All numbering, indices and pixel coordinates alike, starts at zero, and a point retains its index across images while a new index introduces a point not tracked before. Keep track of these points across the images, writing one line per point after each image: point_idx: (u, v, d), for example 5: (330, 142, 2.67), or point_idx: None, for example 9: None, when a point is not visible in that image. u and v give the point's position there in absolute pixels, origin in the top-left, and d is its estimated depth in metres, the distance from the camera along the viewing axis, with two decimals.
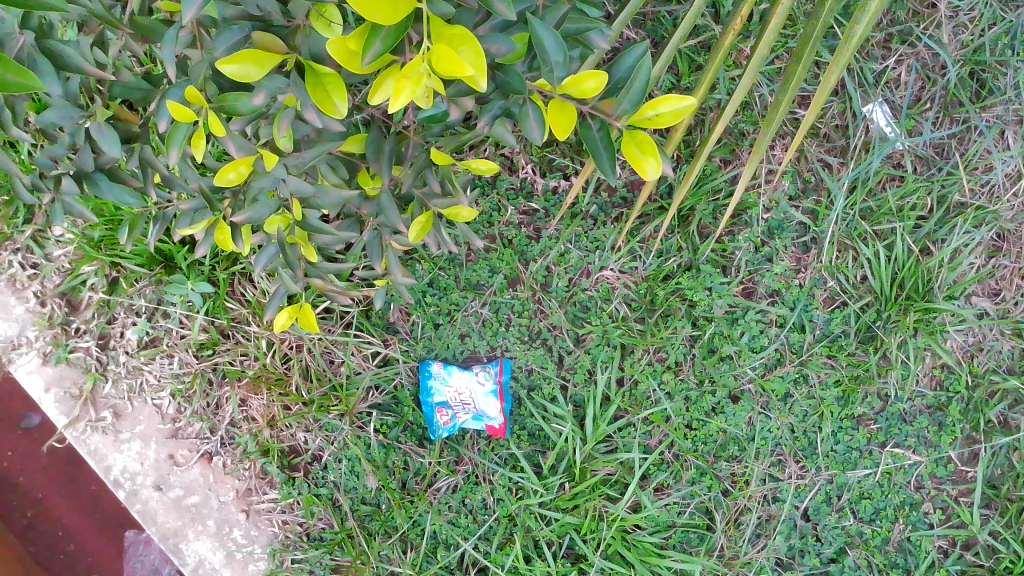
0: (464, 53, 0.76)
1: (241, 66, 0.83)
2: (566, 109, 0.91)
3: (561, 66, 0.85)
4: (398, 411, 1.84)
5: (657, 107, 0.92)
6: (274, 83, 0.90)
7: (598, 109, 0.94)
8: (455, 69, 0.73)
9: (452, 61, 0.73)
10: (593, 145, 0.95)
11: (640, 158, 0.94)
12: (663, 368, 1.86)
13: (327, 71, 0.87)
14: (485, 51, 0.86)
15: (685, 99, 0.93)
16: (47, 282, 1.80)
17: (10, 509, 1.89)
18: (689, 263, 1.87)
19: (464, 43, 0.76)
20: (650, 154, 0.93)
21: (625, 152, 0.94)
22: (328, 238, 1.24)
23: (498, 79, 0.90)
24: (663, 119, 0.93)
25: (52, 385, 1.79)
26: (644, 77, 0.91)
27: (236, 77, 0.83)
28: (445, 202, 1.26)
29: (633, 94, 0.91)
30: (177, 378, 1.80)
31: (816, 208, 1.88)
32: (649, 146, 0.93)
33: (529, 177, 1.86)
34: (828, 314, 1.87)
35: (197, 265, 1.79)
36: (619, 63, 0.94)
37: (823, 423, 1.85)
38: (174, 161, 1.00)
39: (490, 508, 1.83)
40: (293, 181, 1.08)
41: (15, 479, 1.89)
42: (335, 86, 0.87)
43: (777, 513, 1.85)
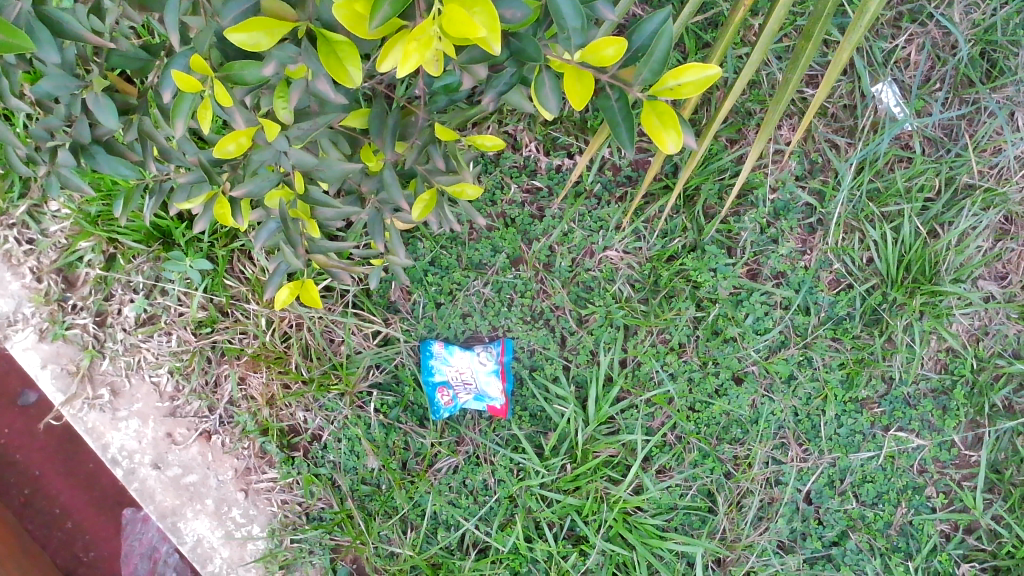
0: (477, 15, 0.73)
1: (251, 35, 0.80)
2: (584, 79, 0.89)
3: (578, 34, 0.83)
4: (398, 391, 1.82)
5: (680, 77, 0.90)
6: (283, 53, 0.87)
7: (618, 79, 0.91)
8: (468, 32, 0.71)
9: (465, 23, 0.70)
10: (611, 117, 0.91)
11: (659, 129, 0.92)
12: (666, 350, 1.84)
13: (339, 39, 0.84)
14: (499, 17, 0.84)
15: (709, 69, 0.89)
16: (43, 257, 1.78)
17: (7, 486, 1.88)
18: (694, 244, 1.86)
19: (476, 4, 0.72)
20: (670, 125, 0.91)
21: (644, 121, 0.92)
22: (330, 213, 1.22)
23: (513, 47, 0.89)
24: (686, 89, 0.91)
25: (49, 361, 1.77)
26: (666, 46, 0.87)
27: (247, 47, 0.80)
28: (449, 177, 1.24)
29: (654, 62, 0.88)
30: (175, 356, 1.78)
31: (822, 189, 1.86)
32: (668, 117, 0.91)
33: (533, 155, 1.84)
34: (834, 297, 1.85)
35: (195, 242, 1.76)
36: (638, 31, 0.94)
37: (826, 406, 1.83)
38: (179, 135, 0.98)
39: (491, 489, 1.81)
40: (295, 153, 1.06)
41: (12, 457, 1.88)
42: (347, 53, 0.85)
43: (780, 496, 1.84)
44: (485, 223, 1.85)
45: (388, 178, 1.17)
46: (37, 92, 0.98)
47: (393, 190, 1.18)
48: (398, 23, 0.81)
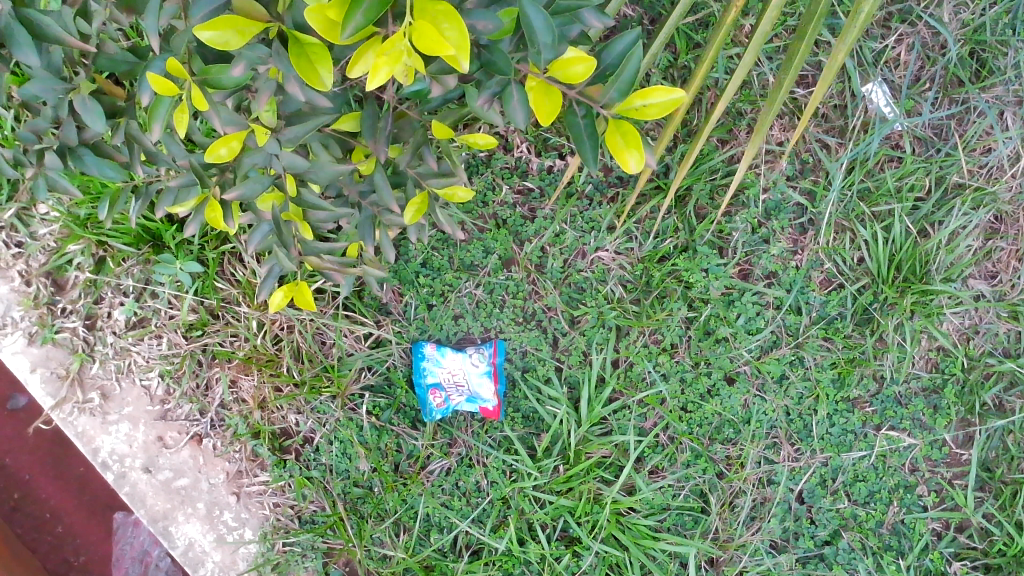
0: (447, 31, 0.72)
1: (220, 33, 0.79)
2: (551, 93, 0.89)
3: (549, 49, 0.82)
4: (390, 393, 1.81)
5: (646, 98, 0.90)
6: (254, 54, 0.87)
7: (585, 95, 0.91)
8: (436, 48, 0.70)
9: (434, 40, 0.70)
10: (578, 135, 0.91)
11: (623, 151, 0.91)
12: (658, 350, 1.85)
13: (312, 42, 0.83)
14: (471, 27, 0.83)
15: (674, 94, 0.90)
16: (32, 261, 1.76)
17: None
18: (685, 244, 1.86)
19: (447, 19, 0.71)
20: (634, 147, 0.90)
21: (607, 140, 0.91)
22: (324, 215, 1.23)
23: (485, 57, 0.88)
24: (650, 110, 0.92)
25: (38, 365, 1.75)
26: (634, 66, 0.88)
27: (214, 45, 0.79)
28: (442, 180, 1.23)
29: (622, 82, 0.88)
30: (166, 359, 1.77)
31: (813, 189, 1.87)
32: (633, 138, 0.90)
33: (524, 156, 1.84)
34: (825, 297, 1.85)
35: (185, 244, 1.75)
36: (608, 49, 0.94)
37: (818, 406, 1.84)
38: (156, 138, 0.98)
39: (483, 491, 1.80)
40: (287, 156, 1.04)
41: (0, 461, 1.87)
42: (318, 57, 0.84)
43: (772, 495, 1.84)
44: (476, 225, 1.84)
45: (379, 180, 1.17)
46: (23, 93, 0.97)
47: (384, 193, 1.17)
48: (372, 30, 0.80)
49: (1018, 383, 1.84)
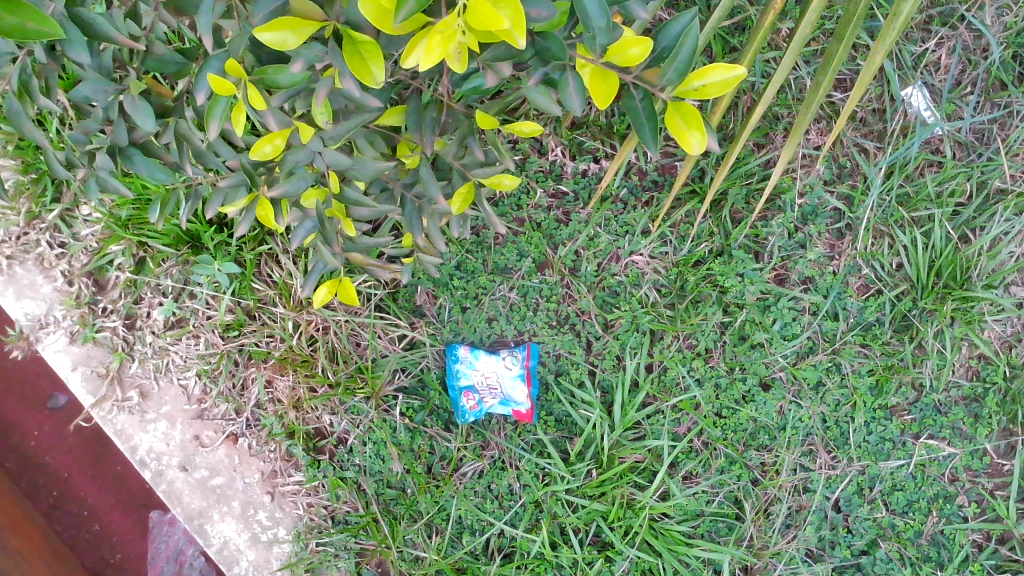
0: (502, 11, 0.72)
1: (279, 34, 0.80)
2: (608, 79, 0.89)
3: (603, 33, 0.82)
4: (424, 394, 1.82)
5: (703, 78, 0.88)
6: (310, 52, 0.87)
7: (642, 79, 0.90)
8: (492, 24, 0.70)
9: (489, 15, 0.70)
10: (636, 117, 0.91)
11: (684, 131, 0.91)
12: (693, 355, 1.83)
13: (363, 39, 0.84)
14: (526, 16, 0.82)
15: (735, 70, 0.88)
16: (74, 261, 1.79)
17: (37, 487, 1.90)
18: (721, 249, 1.85)
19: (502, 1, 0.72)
20: (695, 127, 0.90)
21: (667, 121, 0.91)
22: (365, 212, 1.20)
23: (538, 45, 0.88)
24: (709, 90, 0.90)
25: (79, 364, 1.79)
26: (692, 43, 0.85)
27: (274, 45, 0.81)
28: (487, 170, 1.22)
29: (678, 64, 0.86)
30: (203, 359, 1.78)
31: (851, 194, 1.87)
32: (694, 119, 0.90)
33: (559, 159, 1.86)
34: (863, 302, 1.85)
35: (224, 245, 1.76)
36: (664, 32, 0.92)
37: (855, 413, 1.82)
38: (214, 137, 0.98)
39: (516, 494, 1.80)
40: (330, 154, 1.05)
41: (42, 459, 1.90)
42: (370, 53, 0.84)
43: (808, 503, 1.82)
44: (511, 228, 1.85)
45: (424, 174, 1.17)
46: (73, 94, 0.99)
47: (430, 186, 1.17)
48: (424, 18, 0.81)
49: None
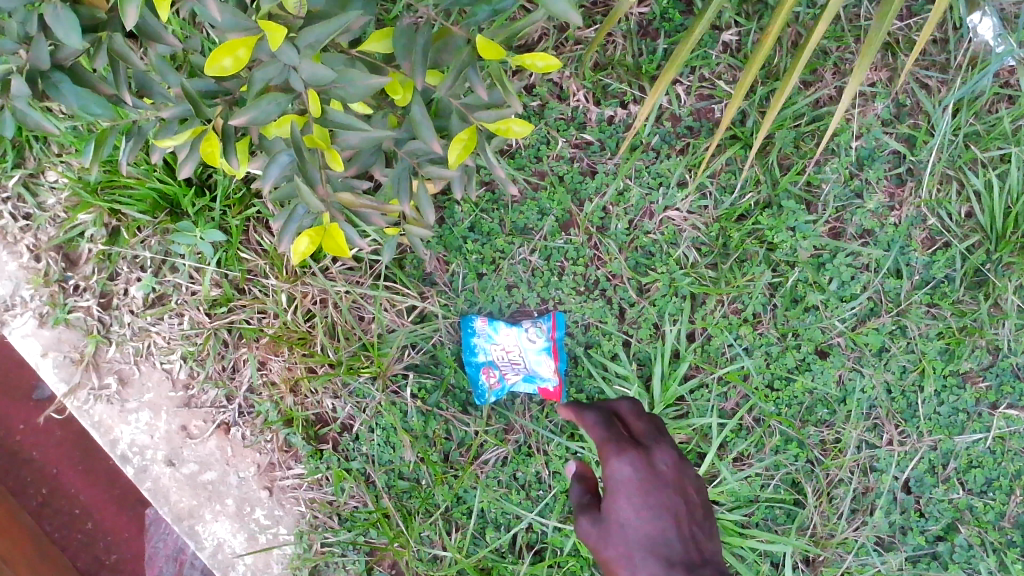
0: None
1: None
2: None
3: None
4: (437, 372, 1.60)
5: None
6: None
7: None
8: None
9: None
10: None
11: None
12: (740, 322, 1.62)
13: None
14: None
15: None
16: (41, 234, 1.59)
17: (23, 484, 1.71)
18: (768, 200, 1.64)
19: None
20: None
21: None
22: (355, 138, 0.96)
23: None
24: None
25: (50, 350, 1.59)
26: None
27: None
28: (492, 112, 1.03)
29: None
30: (187, 340, 1.59)
31: (912, 134, 1.66)
32: None
33: (581, 105, 1.65)
34: (930, 257, 1.64)
35: (206, 212, 1.56)
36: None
37: (924, 382, 1.61)
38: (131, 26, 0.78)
39: (545, 483, 1.59)
40: (307, 66, 0.83)
41: (27, 454, 1.71)
42: None
43: (875, 485, 1.62)
44: (530, 183, 1.64)
45: (418, 114, 0.97)
46: None
47: (424, 127, 0.98)
48: None
49: None
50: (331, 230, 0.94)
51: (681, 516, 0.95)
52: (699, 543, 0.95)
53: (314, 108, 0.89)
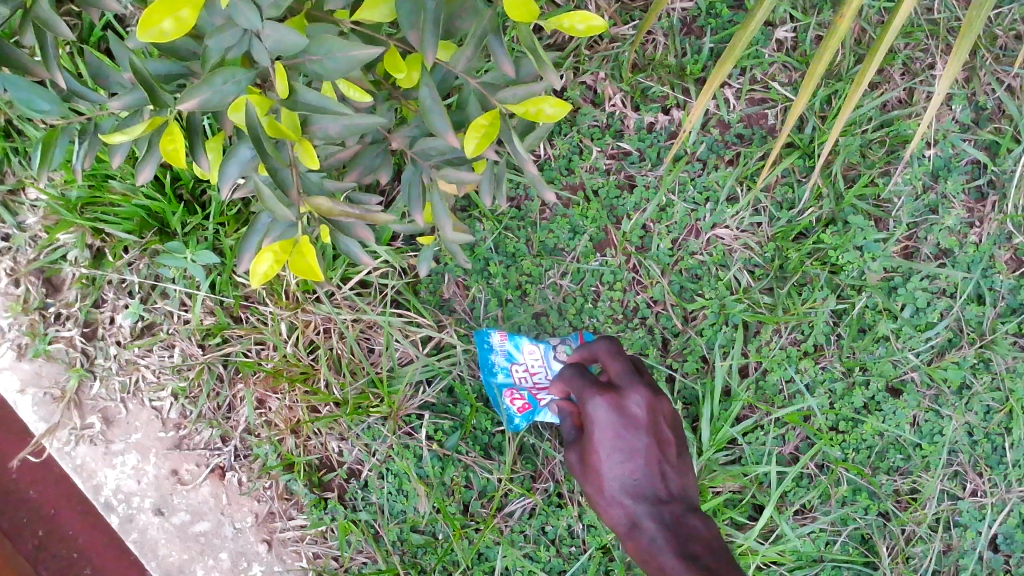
0: None
1: None
2: None
3: None
4: (456, 413, 1.41)
5: None
6: None
7: None
8: None
9: None
10: None
11: None
12: (799, 354, 1.43)
13: None
14: None
15: None
16: (19, 256, 1.43)
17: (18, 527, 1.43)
18: (830, 216, 1.45)
19: None
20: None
21: None
22: (338, 129, 0.76)
23: None
24: None
25: (28, 385, 1.42)
26: None
27: None
28: (519, 89, 0.84)
29: None
30: (179, 375, 1.43)
31: (995, 141, 1.47)
32: None
33: (618, 111, 1.47)
34: (1016, 281, 1.45)
35: (199, 230, 1.40)
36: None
37: (1013, 424, 1.41)
38: None
39: (578, 538, 1.40)
40: (271, 33, 0.65)
41: (23, 492, 1.44)
42: None
43: (958, 542, 1.41)
44: (561, 199, 1.47)
45: (427, 97, 0.80)
46: None
47: (432, 114, 0.81)
48: None
49: None
50: (299, 248, 0.72)
51: (651, 454, 1.09)
52: (665, 477, 1.10)
53: (281, 85, 0.70)
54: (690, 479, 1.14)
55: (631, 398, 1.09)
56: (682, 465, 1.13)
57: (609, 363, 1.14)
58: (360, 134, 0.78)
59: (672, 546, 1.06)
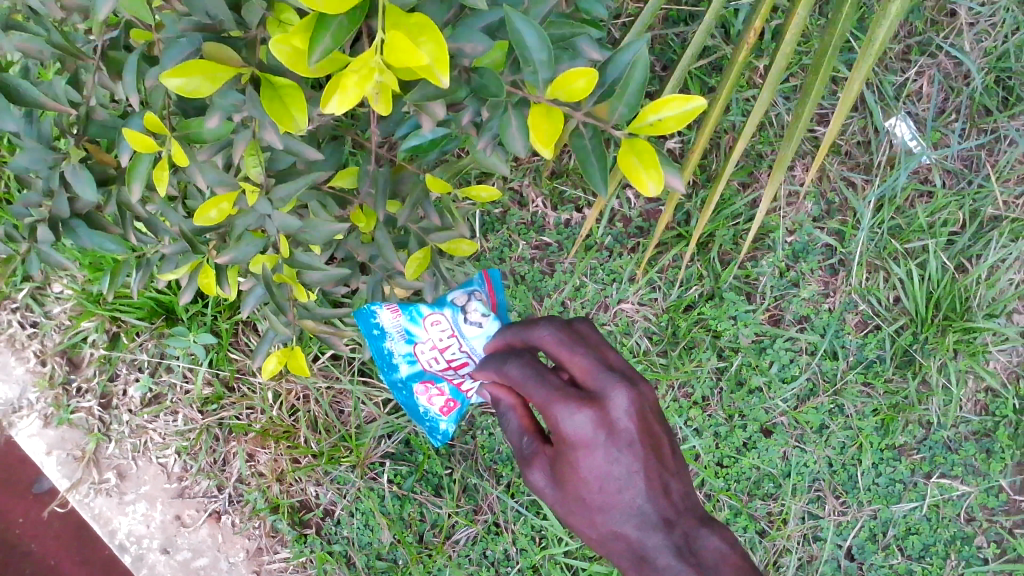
0: (424, 48, 0.65)
1: (189, 79, 0.70)
2: (552, 117, 0.79)
3: (545, 67, 0.78)
4: (412, 459, 1.73)
5: (660, 111, 0.80)
6: (227, 100, 0.77)
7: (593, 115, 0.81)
8: (407, 59, 0.62)
9: (405, 49, 0.62)
10: (585, 158, 0.84)
11: (640, 172, 0.82)
12: (689, 404, 1.77)
13: (285, 82, 0.75)
14: (457, 50, 0.79)
15: (692, 102, 0.79)
16: (47, 340, 1.73)
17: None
18: (711, 292, 1.80)
19: (424, 35, 0.64)
20: (652, 166, 0.81)
21: (621, 162, 0.82)
22: (319, 275, 1.10)
23: (474, 83, 0.84)
24: (668, 125, 0.81)
25: (53, 448, 1.72)
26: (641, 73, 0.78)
27: (184, 93, 0.71)
28: (444, 235, 1.16)
29: (629, 93, 0.79)
30: (181, 436, 1.72)
31: (841, 229, 1.83)
32: (651, 158, 0.81)
33: (540, 210, 1.82)
34: (862, 339, 1.81)
35: (198, 316, 1.71)
36: (613, 63, 0.84)
37: (862, 456, 1.77)
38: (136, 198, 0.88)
39: (512, 559, 1.72)
40: (279, 217, 0.96)
41: (26, 547, 1.72)
42: (294, 100, 0.76)
43: (819, 552, 1.78)
44: None
45: (382, 239, 1.14)
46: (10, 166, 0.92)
47: (387, 251, 1.14)
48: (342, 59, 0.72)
49: None
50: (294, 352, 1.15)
51: (647, 464, 1.01)
52: (662, 482, 1.02)
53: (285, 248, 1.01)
54: (677, 464, 1.07)
55: (613, 398, 1.00)
56: (672, 456, 1.06)
57: (567, 356, 1.04)
58: (334, 278, 1.11)
59: (689, 565, 1.00)
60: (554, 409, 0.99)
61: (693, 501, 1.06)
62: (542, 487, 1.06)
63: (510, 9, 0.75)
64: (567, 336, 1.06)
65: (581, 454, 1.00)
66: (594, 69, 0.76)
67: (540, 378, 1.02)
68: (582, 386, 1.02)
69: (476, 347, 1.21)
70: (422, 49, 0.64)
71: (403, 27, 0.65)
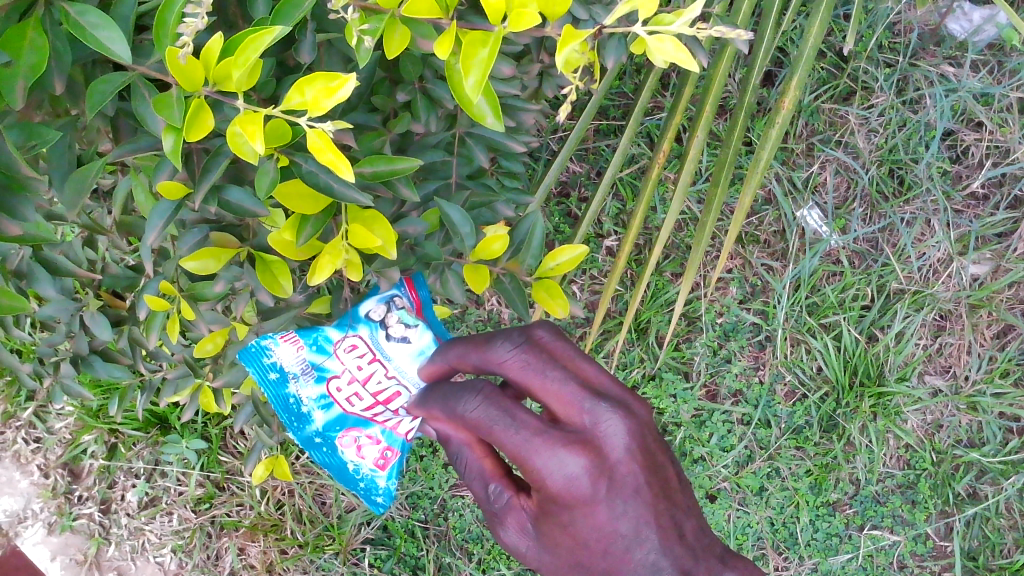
0: (377, 232, 0.88)
1: (202, 262, 0.92)
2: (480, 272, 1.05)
3: (470, 236, 1.01)
4: (390, 544, 1.90)
5: (555, 259, 1.06)
6: (230, 271, 0.99)
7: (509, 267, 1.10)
8: (367, 242, 0.85)
9: (364, 236, 0.85)
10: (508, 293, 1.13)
11: (550, 301, 1.09)
12: None
13: (273, 258, 0.94)
14: (403, 232, 1.00)
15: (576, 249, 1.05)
16: (50, 454, 1.88)
17: None
18: (652, 372, 2.00)
19: (377, 223, 0.87)
20: (558, 298, 1.08)
21: (535, 296, 1.08)
22: None
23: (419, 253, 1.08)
24: (565, 266, 1.07)
25: (57, 554, 1.86)
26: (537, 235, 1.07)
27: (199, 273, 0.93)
28: None
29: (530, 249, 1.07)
30: (177, 535, 1.87)
31: (764, 309, 2.02)
32: (556, 290, 1.08)
33: (495, 308, 2.02)
34: (791, 408, 2.00)
35: (189, 423, 1.88)
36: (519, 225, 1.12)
37: (799, 514, 1.99)
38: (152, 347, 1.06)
39: None
40: None
41: None
42: (280, 269, 0.95)
43: None
44: None
45: None
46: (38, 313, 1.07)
47: None
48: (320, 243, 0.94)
49: (987, 470, 2.02)
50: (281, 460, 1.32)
51: (656, 505, 0.91)
52: (676, 521, 0.92)
53: None
54: (690, 497, 0.97)
55: (602, 433, 0.90)
56: (680, 490, 0.96)
57: (539, 386, 0.92)
58: None
59: None
60: (536, 459, 0.88)
61: (705, 540, 0.95)
62: (524, 547, 0.97)
63: (441, 199, 1.00)
64: (533, 360, 0.93)
65: (582, 509, 0.89)
66: (505, 234, 1.02)
67: (512, 420, 0.90)
68: (564, 424, 0.91)
69: (405, 366, 1.12)
70: (376, 237, 0.87)
71: (360, 219, 0.88)
